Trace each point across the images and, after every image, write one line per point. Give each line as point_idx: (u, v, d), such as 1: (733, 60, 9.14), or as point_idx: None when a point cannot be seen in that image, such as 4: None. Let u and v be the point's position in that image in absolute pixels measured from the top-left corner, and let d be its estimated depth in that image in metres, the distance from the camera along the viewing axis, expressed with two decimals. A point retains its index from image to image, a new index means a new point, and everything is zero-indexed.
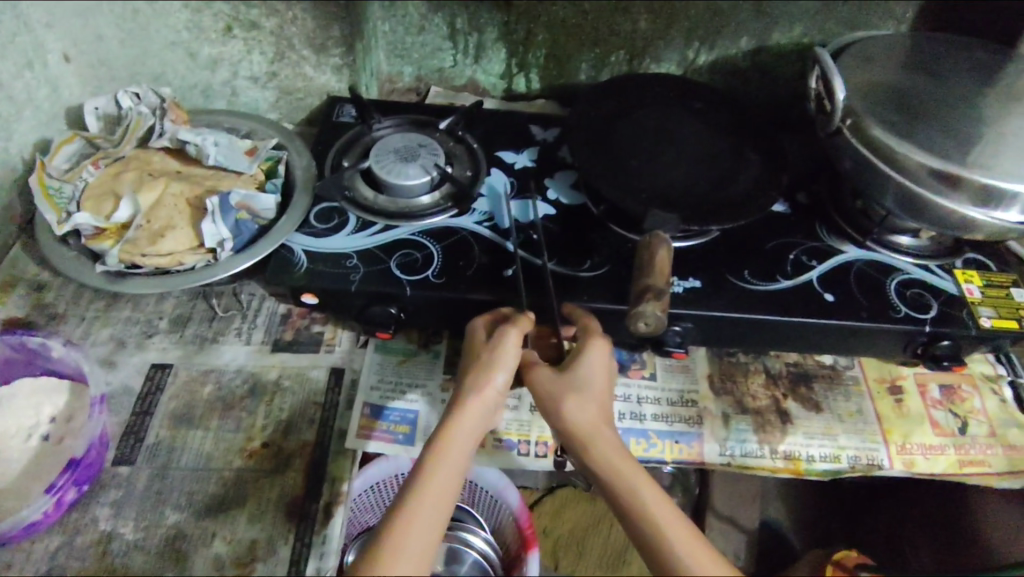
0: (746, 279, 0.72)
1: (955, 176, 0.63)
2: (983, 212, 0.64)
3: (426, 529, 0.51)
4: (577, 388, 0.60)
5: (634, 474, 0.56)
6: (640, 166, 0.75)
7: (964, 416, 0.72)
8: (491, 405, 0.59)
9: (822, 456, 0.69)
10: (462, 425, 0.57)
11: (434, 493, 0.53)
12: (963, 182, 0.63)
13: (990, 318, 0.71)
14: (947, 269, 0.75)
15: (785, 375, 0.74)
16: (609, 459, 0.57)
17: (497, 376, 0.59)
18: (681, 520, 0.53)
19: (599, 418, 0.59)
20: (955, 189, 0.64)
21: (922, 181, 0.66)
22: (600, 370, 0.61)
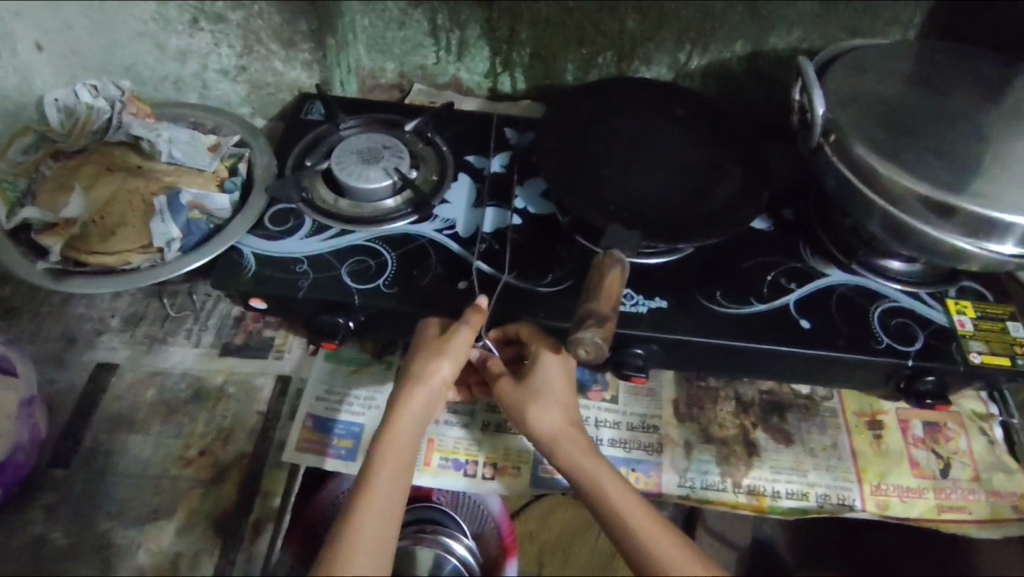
0: (717, 301, 0.68)
1: (944, 203, 0.59)
2: (972, 241, 0.60)
3: (383, 526, 0.52)
4: (539, 400, 0.62)
5: (600, 472, 0.58)
6: (611, 177, 0.72)
7: (947, 457, 0.67)
8: (437, 393, 0.60)
9: (788, 493, 0.65)
10: (406, 417, 0.58)
11: (388, 488, 0.54)
12: (951, 209, 0.59)
13: (981, 353, 0.66)
14: (938, 298, 0.70)
15: (756, 404, 0.70)
16: (575, 459, 0.60)
17: (443, 367, 0.59)
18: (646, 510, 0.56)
19: (567, 422, 0.62)
20: (942, 216, 0.60)
21: (909, 207, 0.61)
22: (556, 371, 0.63)
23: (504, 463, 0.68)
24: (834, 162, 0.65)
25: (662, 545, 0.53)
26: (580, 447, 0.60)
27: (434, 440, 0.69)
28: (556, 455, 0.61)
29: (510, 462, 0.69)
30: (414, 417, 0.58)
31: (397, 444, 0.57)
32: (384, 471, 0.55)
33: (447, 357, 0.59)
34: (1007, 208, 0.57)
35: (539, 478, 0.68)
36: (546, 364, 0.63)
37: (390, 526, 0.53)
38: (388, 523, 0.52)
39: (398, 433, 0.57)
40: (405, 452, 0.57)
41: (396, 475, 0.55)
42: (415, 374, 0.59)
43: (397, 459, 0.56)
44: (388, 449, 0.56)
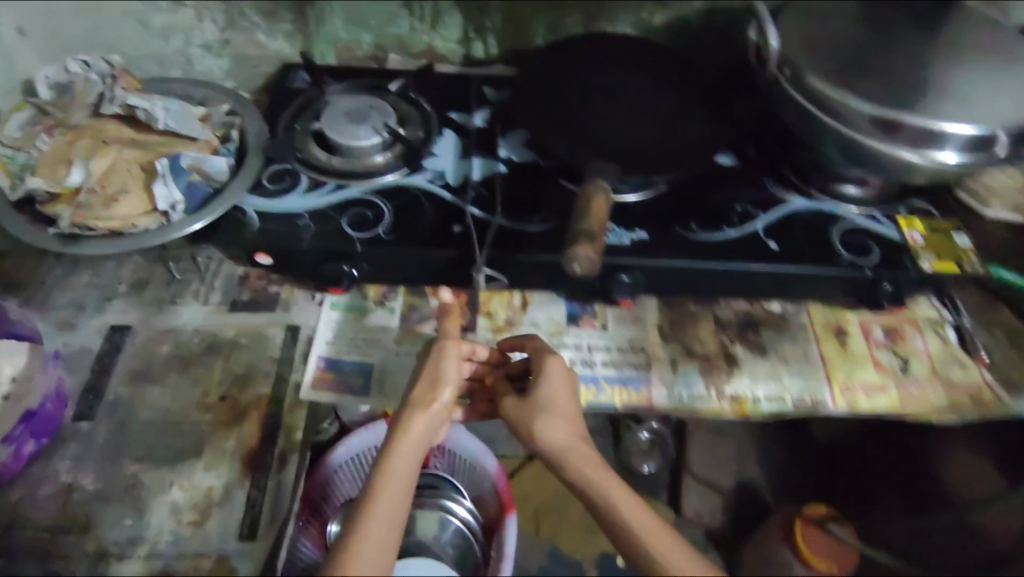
0: (691, 229, 0.74)
1: (895, 121, 0.66)
2: (915, 152, 0.66)
3: (384, 542, 0.52)
4: (546, 412, 0.63)
5: (607, 482, 0.58)
6: (588, 124, 0.77)
7: (906, 357, 0.74)
8: (435, 421, 0.61)
9: (766, 397, 0.71)
10: (406, 442, 0.58)
11: (389, 505, 0.53)
12: (900, 126, 0.66)
13: (931, 262, 0.73)
14: (891, 217, 0.77)
15: (733, 323, 0.76)
16: (579, 468, 0.59)
17: (443, 393, 0.62)
18: (653, 518, 0.55)
19: (575, 435, 0.62)
20: (891, 132, 0.66)
21: (860, 126, 0.67)
22: (559, 384, 0.64)
23: None
24: (790, 95, 0.71)
25: (667, 553, 0.53)
26: (586, 458, 0.60)
27: None
28: (560, 467, 0.60)
29: None
30: (413, 437, 0.59)
31: (395, 467, 0.56)
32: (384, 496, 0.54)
33: (444, 386, 0.62)
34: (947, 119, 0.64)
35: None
36: (549, 378, 0.65)
37: (391, 543, 0.52)
38: (389, 539, 0.52)
39: (399, 452, 0.57)
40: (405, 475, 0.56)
41: (397, 499, 0.54)
42: (415, 398, 0.61)
43: (397, 483, 0.55)
44: (388, 468, 0.56)
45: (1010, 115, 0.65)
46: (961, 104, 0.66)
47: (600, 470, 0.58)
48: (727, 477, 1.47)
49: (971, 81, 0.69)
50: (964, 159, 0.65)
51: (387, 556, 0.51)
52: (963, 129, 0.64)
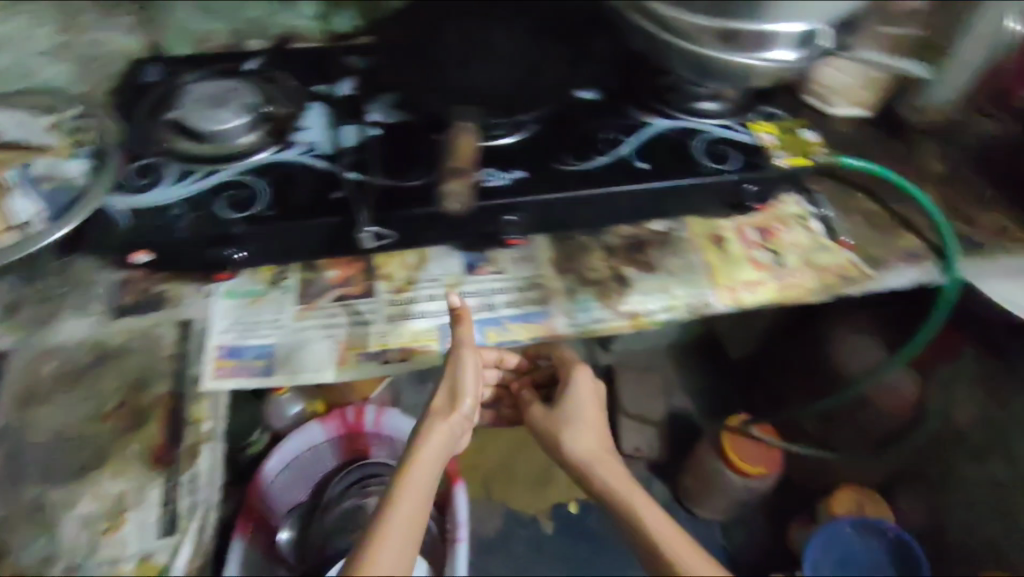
0: (564, 161, 0.76)
1: (732, 30, 0.70)
2: (755, 58, 0.72)
3: (404, 539, 0.58)
4: (573, 421, 0.82)
5: (627, 490, 0.72)
6: (455, 79, 0.80)
7: (778, 251, 0.80)
8: (456, 432, 0.69)
9: (658, 309, 0.75)
10: (428, 449, 0.66)
11: (412, 508, 0.60)
12: (738, 34, 0.70)
13: (785, 159, 0.79)
14: (745, 126, 0.83)
15: (620, 247, 0.80)
16: (602, 476, 0.75)
17: (465, 403, 0.69)
18: (665, 517, 0.68)
19: (597, 445, 0.79)
20: (732, 42, 0.71)
21: (705, 42, 0.72)
22: (585, 393, 0.85)
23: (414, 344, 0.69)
24: (644, 21, 0.75)
25: (676, 543, 0.65)
26: (609, 469, 0.75)
27: (345, 339, 0.69)
28: (587, 472, 0.76)
29: (418, 342, 0.69)
30: (435, 448, 0.66)
31: (417, 471, 0.63)
32: (406, 496, 0.61)
33: (465, 397, 0.69)
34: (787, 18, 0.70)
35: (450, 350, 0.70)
36: (575, 385, 0.86)
37: (412, 541, 0.59)
38: (413, 531, 0.59)
39: (421, 464, 0.64)
40: (425, 479, 0.64)
41: (418, 500, 0.62)
42: (438, 410, 0.69)
43: (419, 486, 0.62)
44: (411, 475, 0.63)
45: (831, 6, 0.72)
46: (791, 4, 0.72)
47: (628, 485, 0.72)
48: (658, 408, 1.55)
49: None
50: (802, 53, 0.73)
51: (405, 551, 0.58)
52: (798, 25, 0.70)
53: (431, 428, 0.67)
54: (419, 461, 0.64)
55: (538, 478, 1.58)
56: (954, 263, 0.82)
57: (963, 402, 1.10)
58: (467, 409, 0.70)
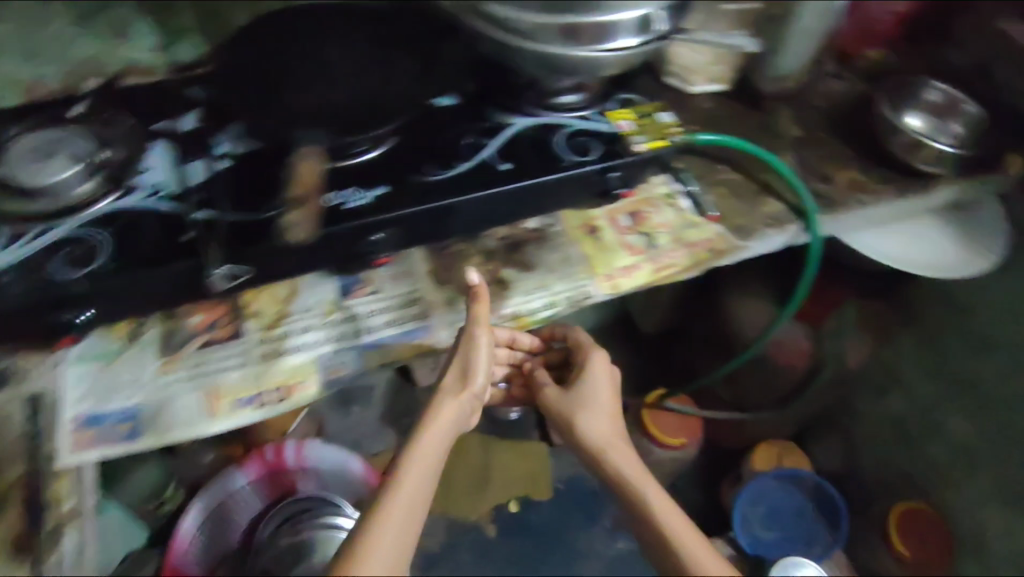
0: (424, 172, 0.75)
1: (570, 24, 0.73)
2: (597, 48, 0.74)
3: (411, 509, 0.60)
4: (590, 408, 0.80)
5: (637, 479, 0.72)
6: (300, 99, 0.78)
7: (651, 233, 0.82)
8: (467, 408, 0.71)
9: (540, 306, 0.76)
10: (439, 420, 0.68)
11: (419, 480, 0.62)
12: (575, 27, 0.73)
13: (644, 143, 0.81)
14: (602, 114, 0.85)
15: (498, 249, 0.79)
16: (617, 464, 0.74)
17: (477, 378, 0.71)
18: (672, 507, 0.68)
19: (613, 433, 0.78)
20: (571, 35, 0.73)
21: (547, 38, 0.74)
22: (601, 377, 0.85)
23: (289, 382, 0.68)
24: (490, 31, 0.76)
25: (681, 536, 0.65)
26: (620, 454, 0.75)
27: (217, 387, 0.66)
28: (600, 457, 0.76)
29: (295, 379, 0.68)
30: (443, 423, 0.67)
31: (424, 443, 0.65)
32: (414, 469, 0.63)
33: (477, 372, 0.71)
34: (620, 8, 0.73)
35: (327, 383, 0.69)
36: (590, 375, 0.85)
37: (418, 510, 0.60)
38: (421, 496, 0.61)
39: (431, 435, 0.66)
40: (432, 448, 0.66)
41: (424, 472, 0.63)
42: (449, 388, 0.71)
43: (429, 459, 0.64)
44: (420, 447, 0.65)
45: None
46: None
47: (636, 470, 0.72)
48: None
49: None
50: (647, 37, 0.75)
51: (413, 521, 0.60)
52: (634, 13, 0.73)
53: (442, 402, 0.69)
54: (428, 434, 0.66)
55: (476, 483, 1.57)
56: (813, 222, 0.86)
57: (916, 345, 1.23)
58: (481, 381, 0.71)
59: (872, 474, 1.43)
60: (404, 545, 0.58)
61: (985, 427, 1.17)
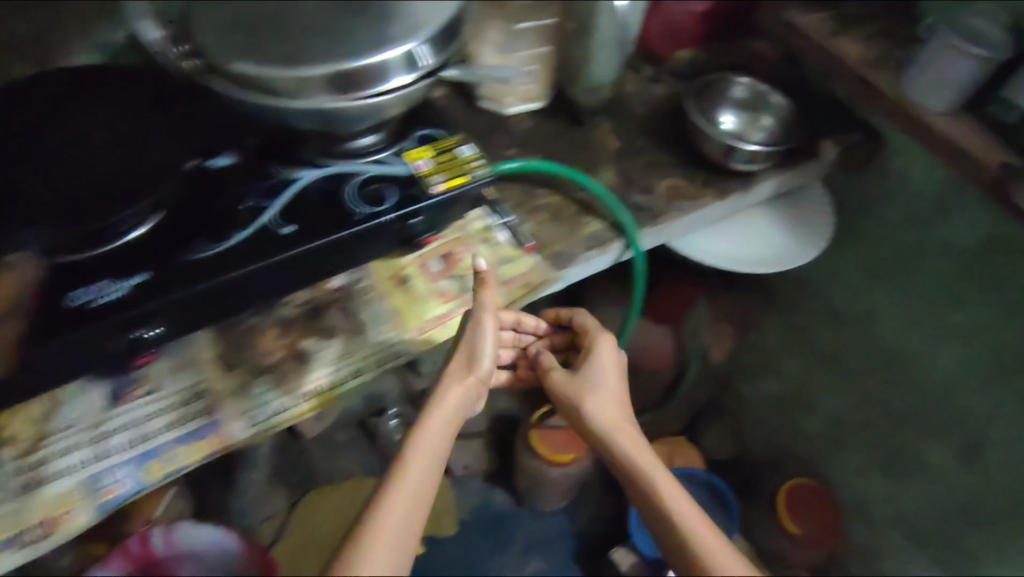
0: (193, 250, 0.67)
1: (332, 73, 0.67)
2: (366, 93, 0.69)
3: (409, 507, 0.58)
4: (597, 391, 0.75)
5: (649, 466, 0.68)
6: (35, 187, 0.67)
7: (463, 274, 0.77)
8: (472, 394, 0.68)
9: (346, 376, 0.70)
10: (441, 409, 0.65)
11: (422, 469, 0.60)
12: (336, 75, 0.67)
13: (442, 182, 0.76)
14: (398, 155, 0.79)
15: (296, 318, 0.73)
16: (624, 447, 0.70)
17: (482, 363, 0.68)
18: (681, 495, 0.65)
19: (617, 416, 0.73)
20: (334, 85, 0.68)
21: (311, 91, 0.68)
22: (608, 361, 0.78)
23: (55, 514, 0.61)
24: (245, 94, 0.68)
25: (696, 532, 0.62)
26: (628, 438, 0.71)
27: None
28: (608, 441, 0.71)
29: (63, 508, 0.61)
30: (450, 409, 0.65)
31: (425, 433, 0.63)
32: (415, 463, 0.60)
33: (479, 357, 0.69)
34: (380, 48, 0.68)
35: (100, 506, 0.62)
36: (598, 357, 0.79)
37: (422, 505, 0.59)
38: (424, 484, 0.60)
39: (437, 420, 0.64)
40: (437, 438, 0.63)
41: (423, 466, 0.61)
42: (454, 372, 0.68)
43: (429, 452, 0.62)
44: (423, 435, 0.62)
45: (420, 27, 0.70)
46: (387, 31, 0.70)
47: (647, 456, 0.69)
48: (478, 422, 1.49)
49: (382, 11, 0.73)
50: (420, 71, 0.70)
51: (411, 520, 0.57)
52: (397, 50, 0.68)
53: (445, 387, 0.66)
54: (428, 426, 0.63)
55: None
56: (632, 234, 0.84)
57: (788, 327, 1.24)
58: (487, 362, 0.69)
59: (761, 454, 1.46)
60: (407, 532, 0.56)
61: (851, 399, 1.20)
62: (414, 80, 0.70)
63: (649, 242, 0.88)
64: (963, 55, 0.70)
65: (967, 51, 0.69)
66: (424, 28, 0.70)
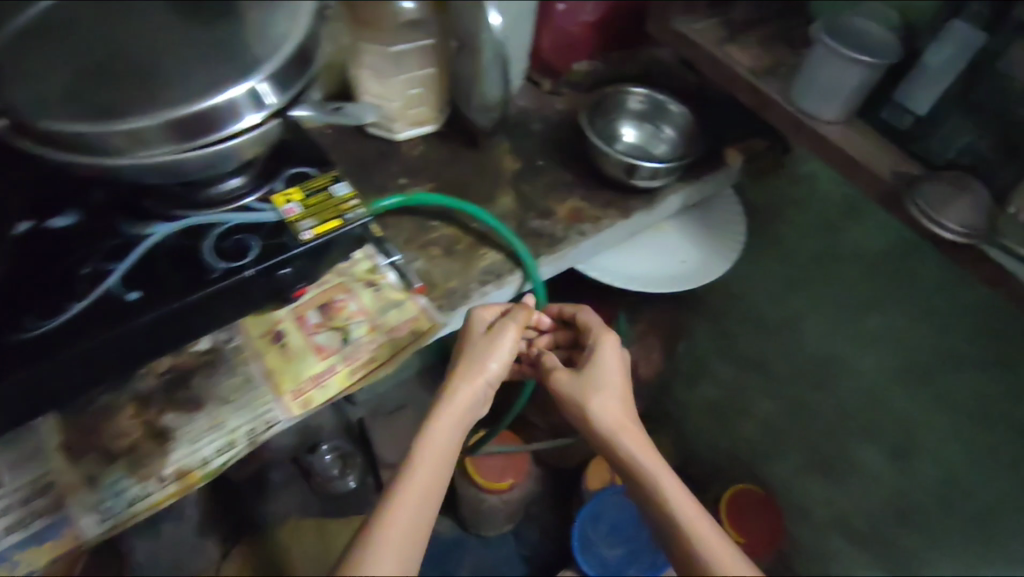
0: (25, 328, 0.59)
1: (168, 121, 0.59)
2: (213, 139, 0.62)
3: (418, 508, 0.58)
4: (598, 390, 0.72)
5: (654, 465, 0.66)
6: None
7: (343, 326, 0.71)
8: (480, 395, 0.68)
9: (214, 453, 0.64)
10: (450, 412, 0.65)
11: (433, 468, 0.61)
12: (174, 124, 0.60)
13: (313, 227, 0.70)
14: (266, 200, 0.73)
15: (156, 391, 0.67)
16: (629, 449, 0.67)
17: (490, 365, 0.69)
18: (688, 502, 0.63)
19: (620, 416, 0.70)
20: (173, 135, 0.60)
21: (149, 143, 0.60)
22: (612, 358, 0.76)
23: None
24: (67, 156, 0.60)
25: (704, 537, 0.60)
26: (631, 438, 0.68)
27: None
28: (610, 442, 0.69)
29: None
30: (459, 411, 0.65)
31: (435, 436, 0.63)
32: (421, 466, 0.60)
33: (491, 359, 0.69)
34: (215, 91, 0.60)
35: None
36: (600, 355, 0.76)
37: (428, 508, 0.59)
38: (436, 483, 0.60)
39: (444, 424, 0.64)
40: (446, 441, 0.63)
41: (436, 465, 0.61)
42: (461, 374, 0.68)
43: (438, 454, 0.62)
44: (430, 440, 0.62)
45: (262, 60, 0.63)
46: (224, 68, 0.63)
47: (650, 455, 0.67)
48: None
49: (219, 44, 0.65)
50: (268, 108, 0.63)
51: (421, 522, 0.58)
52: (235, 90, 0.61)
53: (455, 388, 0.67)
54: (439, 428, 0.64)
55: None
56: (527, 264, 0.79)
57: (730, 333, 1.21)
58: (495, 364, 0.69)
59: (703, 459, 1.43)
60: (421, 529, 0.57)
61: (784, 403, 1.18)
62: (262, 121, 0.63)
63: (548, 271, 0.84)
64: (848, 63, 0.67)
65: (852, 59, 0.66)
66: (266, 61, 0.63)
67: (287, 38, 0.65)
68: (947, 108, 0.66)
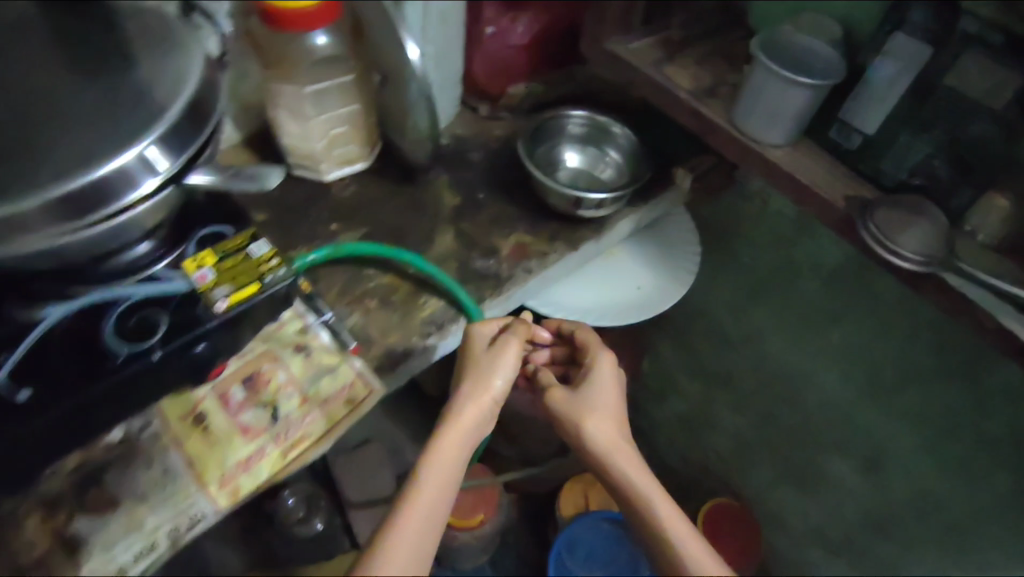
0: None
1: (45, 202, 0.52)
2: (103, 215, 0.55)
3: (418, 540, 0.51)
4: (593, 408, 0.63)
5: (656, 498, 0.56)
6: None
7: (272, 401, 0.66)
8: (489, 414, 0.60)
9: (134, 559, 0.58)
10: (455, 432, 0.57)
11: (433, 494, 0.53)
12: (52, 205, 0.52)
13: (228, 295, 0.63)
14: (176, 266, 0.66)
15: (66, 492, 0.60)
16: (626, 473, 0.58)
17: (495, 382, 0.61)
18: (695, 541, 0.54)
19: (618, 435, 0.61)
20: (53, 216, 0.53)
21: (27, 228, 0.53)
22: (609, 380, 0.66)
23: None
24: None
25: None
26: (628, 460, 0.59)
27: None
28: (605, 467, 0.60)
29: None
30: (465, 433, 0.58)
31: (437, 459, 0.55)
32: (422, 492, 0.53)
33: (497, 377, 0.62)
34: (99, 158, 0.54)
35: None
36: (598, 370, 0.66)
37: (428, 540, 0.52)
38: (434, 512, 0.53)
39: (449, 446, 0.57)
40: (451, 464, 0.56)
41: (439, 491, 0.54)
42: (464, 394, 0.60)
43: (441, 478, 0.54)
44: (432, 463, 0.55)
45: (152, 121, 0.56)
46: (107, 132, 0.56)
47: (654, 486, 0.57)
48: None
49: (98, 105, 0.58)
50: (164, 174, 0.57)
51: (418, 557, 0.50)
52: (122, 157, 0.54)
53: (461, 407, 0.59)
54: (440, 450, 0.56)
55: None
56: (469, 308, 0.74)
57: (695, 349, 1.18)
58: (501, 381, 0.62)
59: (677, 474, 1.40)
60: (419, 561, 0.50)
61: (753, 418, 1.14)
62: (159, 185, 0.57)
63: (495, 313, 0.79)
64: (786, 85, 0.63)
65: (789, 79, 0.63)
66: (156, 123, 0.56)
67: (176, 91, 0.58)
68: (895, 126, 0.63)
